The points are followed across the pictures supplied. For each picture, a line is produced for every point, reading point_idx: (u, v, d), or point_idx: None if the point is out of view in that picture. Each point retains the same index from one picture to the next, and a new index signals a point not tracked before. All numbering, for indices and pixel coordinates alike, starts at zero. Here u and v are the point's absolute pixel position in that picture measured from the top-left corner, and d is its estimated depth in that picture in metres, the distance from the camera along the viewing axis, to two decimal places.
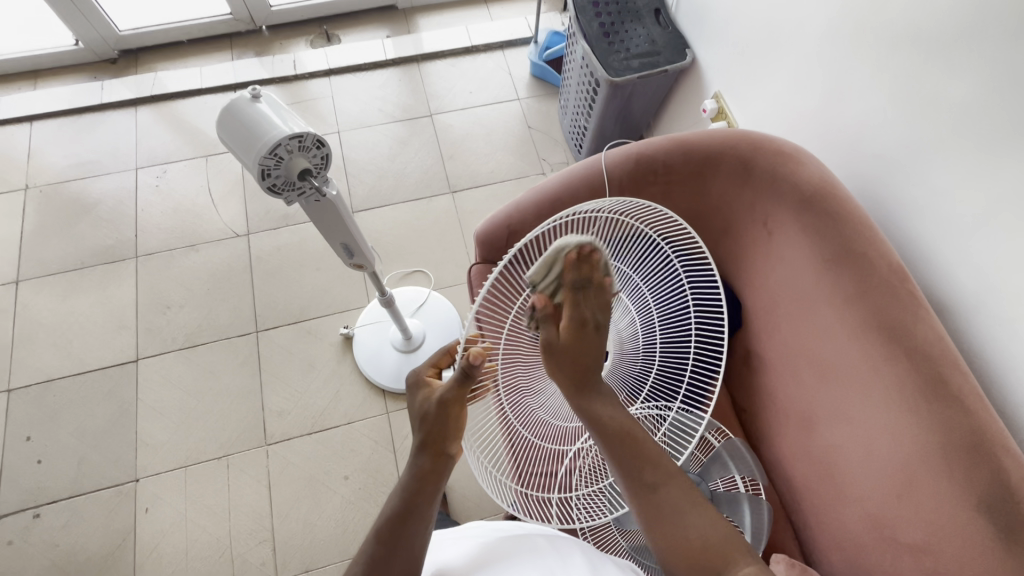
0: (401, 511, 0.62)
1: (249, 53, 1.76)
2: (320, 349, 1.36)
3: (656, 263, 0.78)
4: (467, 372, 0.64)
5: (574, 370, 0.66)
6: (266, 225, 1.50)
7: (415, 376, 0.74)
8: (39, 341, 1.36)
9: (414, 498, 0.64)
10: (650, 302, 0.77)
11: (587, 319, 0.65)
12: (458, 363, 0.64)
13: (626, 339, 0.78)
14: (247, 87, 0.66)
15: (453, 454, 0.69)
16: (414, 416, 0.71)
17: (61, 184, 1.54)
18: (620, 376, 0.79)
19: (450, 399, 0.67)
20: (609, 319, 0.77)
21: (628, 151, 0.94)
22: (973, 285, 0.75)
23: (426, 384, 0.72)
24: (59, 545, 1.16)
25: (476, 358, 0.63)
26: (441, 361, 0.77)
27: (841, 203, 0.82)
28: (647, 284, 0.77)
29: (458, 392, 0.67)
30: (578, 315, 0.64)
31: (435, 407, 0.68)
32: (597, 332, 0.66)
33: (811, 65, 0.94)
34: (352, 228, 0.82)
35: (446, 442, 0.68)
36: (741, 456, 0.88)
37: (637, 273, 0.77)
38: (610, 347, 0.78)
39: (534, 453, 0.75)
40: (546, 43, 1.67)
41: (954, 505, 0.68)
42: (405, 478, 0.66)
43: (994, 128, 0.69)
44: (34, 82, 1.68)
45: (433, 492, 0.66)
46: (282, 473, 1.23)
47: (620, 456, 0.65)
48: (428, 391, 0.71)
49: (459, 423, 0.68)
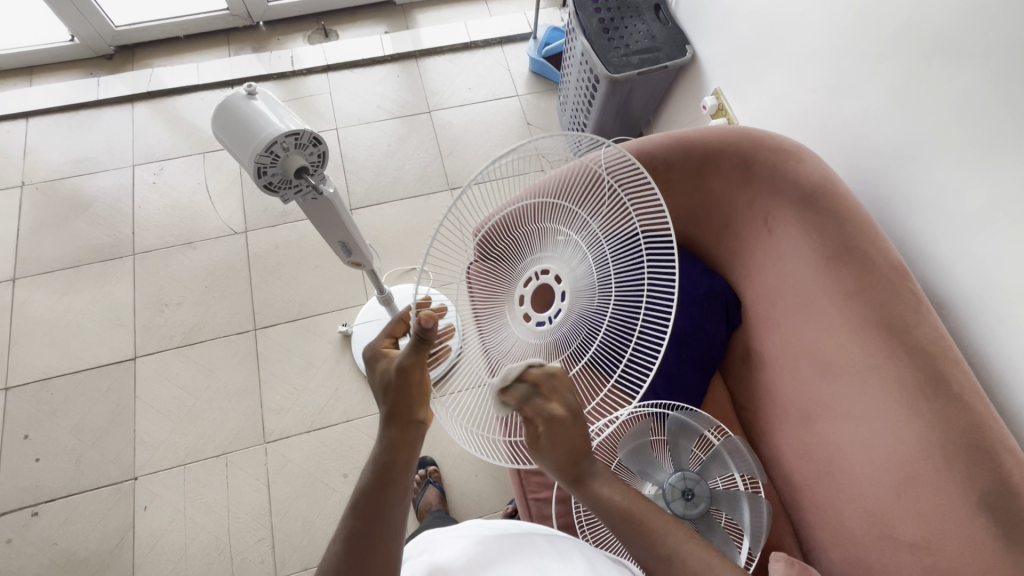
0: (376, 481, 0.59)
1: (246, 49, 1.75)
2: (319, 347, 1.36)
3: (612, 210, 0.77)
4: (423, 335, 0.60)
5: (566, 458, 0.61)
6: (264, 223, 1.49)
7: (370, 347, 0.67)
8: (36, 339, 1.35)
9: (384, 467, 0.60)
10: (601, 238, 0.75)
11: (558, 413, 0.60)
12: (412, 327, 0.60)
13: (582, 279, 0.74)
14: (243, 84, 0.65)
15: (422, 420, 0.63)
16: (375, 389, 0.64)
17: (58, 181, 1.53)
18: (579, 317, 0.74)
19: (409, 365, 0.61)
20: (564, 261, 0.74)
21: (626, 146, 0.93)
22: (973, 283, 0.75)
23: (383, 355, 0.66)
24: (57, 544, 1.16)
25: (428, 321, 0.59)
26: (397, 329, 0.70)
27: (841, 200, 0.81)
28: (597, 220, 0.77)
29: (418, 355, 0.62)
30: (546, 413, 0.60)
31: (395, 376, 0.62)
32: (575, 420, 0.61)
33: (810, 62, 0.94)
34: (349, 226, 0.81)
35: (412, 408, 0.62)
36: (741, 454, 0.87)
37: (593, 219, 0.76)
38: (570, 288, 0.73)
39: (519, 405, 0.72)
40: (546, 39, 1.66)
41: (956, 505, 0.68)
42: (375, 449, 0.61)
43: (994, 127, 0.68)
44: (29, 78, 1.67)
45: (407, 464, 0.61)
46: (281, 471, 1.23)
47: (628, 522, 0.62)
48: (387, 360, 0.65)
49: (423, 390, 0.63)
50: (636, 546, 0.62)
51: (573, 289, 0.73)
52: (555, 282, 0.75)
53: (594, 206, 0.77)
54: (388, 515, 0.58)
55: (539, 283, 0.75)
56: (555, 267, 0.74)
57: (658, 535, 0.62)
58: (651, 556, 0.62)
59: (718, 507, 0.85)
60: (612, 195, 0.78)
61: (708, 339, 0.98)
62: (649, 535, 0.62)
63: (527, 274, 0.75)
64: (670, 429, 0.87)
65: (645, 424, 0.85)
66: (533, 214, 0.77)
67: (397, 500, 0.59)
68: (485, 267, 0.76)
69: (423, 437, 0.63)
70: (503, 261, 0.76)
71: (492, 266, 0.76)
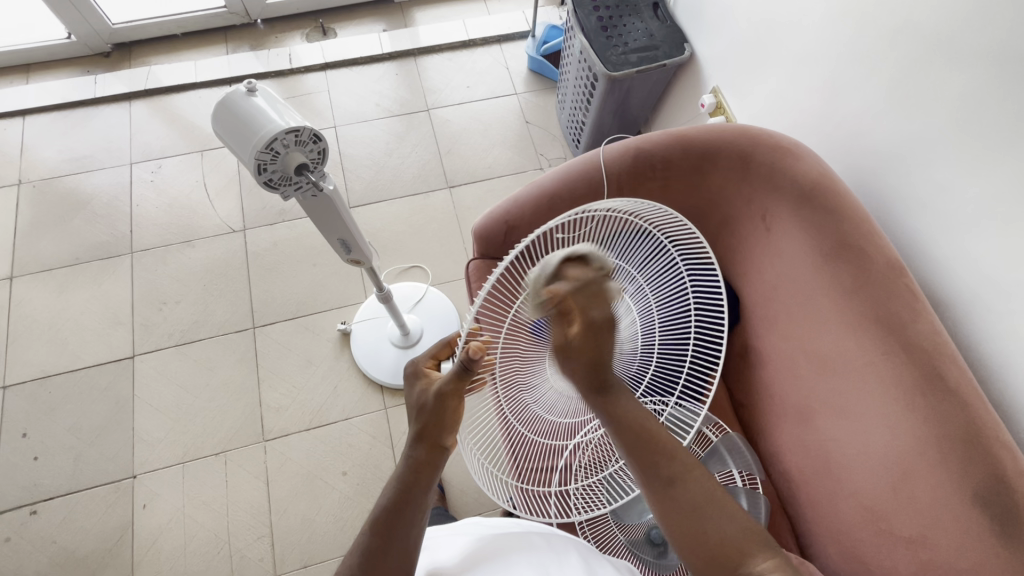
0: (397, 500, 0.60)
1: (244, 47, 1.74)
2: (318, 345, 1.36)
3: (659, 265, 0.77)
4: (467, 367, 0.59)
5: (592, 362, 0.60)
6: (262, 222, 1.49)
7: (413, 365, 0.67)
8: (34, 337, 1.35)
9: (407, 490, 0.60)
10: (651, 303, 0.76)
11: (600, 319, 0.57)
12: (458, 357, 0.59)
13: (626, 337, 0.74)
14: (243, 81, 0.65)
15: (449, 445, 0.64)
16: (411, 407, 0.65)
17: (55, 179, 1.53)
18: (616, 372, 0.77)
19: (448, 392, 0.61)
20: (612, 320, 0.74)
21: (626, 146, 0.93)
22: (973, 281, 0.75)
23: (425, 374, 0.66)
24: (57, 542, 1.16)
25: (475, 353, 0.57)
26: (441, 352, 0.69)
27: (839, 198, 0.81)
28: (650, 286, 0.76)
29: (458, 384, 0.61)
30: (590, 320, 0.56)
31: (432, 400, 0.62)
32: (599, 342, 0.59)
33: (809, 61, 0.94)
34: (349, 223, 0.81)
35: (441, 433, 0.63)
36: (739, 450, 0.89)
37: (640, 274, 0.76)
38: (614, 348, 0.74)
39: (534, 450, 0.74)
40: (545, 38, 1.66)
41: (951, 500, 0.68)
42: (399, 469, 0.62)
43: (993, 124, 0.69)
44: (26, 75, 1.67)
45: (430, 482, 0.62)
46: (281, 468, 1.23)
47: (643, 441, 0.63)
48: (427, 380, 0.65)
49: (455, 419, 0.63)
50: (642, 465, 0.63)
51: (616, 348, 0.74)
52: None
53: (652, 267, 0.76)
54: (405, 528, 0.59)
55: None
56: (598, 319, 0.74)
57: (667, 456, 0.63)
58: (653, 476, 0.62)
59: None
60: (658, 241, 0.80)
61: None
62: (661, 455, 0.63)
63: None
64: None
65: None
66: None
67: (420, 512, 0.60)
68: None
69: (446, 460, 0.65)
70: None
71: None
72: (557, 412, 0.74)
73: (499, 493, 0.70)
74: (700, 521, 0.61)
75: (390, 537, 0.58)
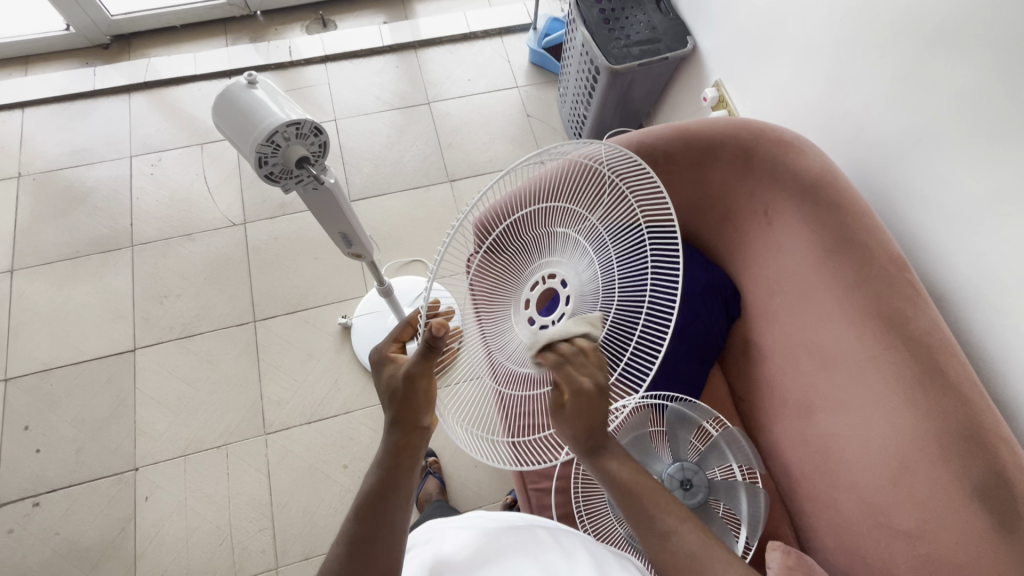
0: (380, 488, 0.59)
1: (243, 39, 1.73)
2: (319, 339, 1.36)
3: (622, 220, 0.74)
4: (432, 344, 0.56)
5: (585, 425, 0.58)
6: (263, 215, 1.49)
7: (378, 352, 0.66)
8: (36, 331, 1.35)
9: (390, 475, 0.59)
10: (608, 246, 0.71)
11: (588, 387, 0.56)
12: (422, 335, 0.55)
13: (588, 284, 0.69)
14: (244, 74, 0.65)
15: (427, 426, 0.62)
16: (381, 394, 0.63)
17: (55, 172, 1.52)
18: None
19: (417, 373, 0.59)
20: (576, 269, 0.69)
21: (627, 139, 0.92)
22: (975, 275, 0.75)
23: (391, 359, 0.65)
24: (59, 533, 1.17)
25: (440, 330, 0.55)
26: (404, 335, 0.69)
27: (842, 192, 0.81)
28: (606, 231, 0.73)
29: (426, 364, 0.59)
30: (577, 385, 0.56)
31: (402, 383, 0.60)
32: (601, 398, 0.57)
33: (812, 54, 0.94)
34: (350, 216, 0.81)
35: (418, 414, 0.61)
36: (739, 444, 0.88)
37: (593, 216, 0.72)
38: (576, 293, 0.67)
39: (517, 405, 0.69)
40: (546, 30, 1.65)
41: (950, 492, 0.68)
42: (378, 453, 0.61)
43: (995, 121, 0.68)
44: (26, 68, 1.66)
45: (412, 466, 0.61)
46: (282, 461, 1.23)
47: (629, 494, 0.60)
48: (395, 365, 0.64)
49: (429, 399, 0.61)
50: (632, 518, 0.61)
51: (579, 294, 0.68)
52: (561, 286, 0.69)
53: (606, 211, 0.74)
54: (393, 523, 0.58)
55: (545, 288, 0.70)
56: (562, 270, 0.69)
57: (659, 507, 0.60)
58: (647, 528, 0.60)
59: (717, 497, 0.85)
60: (618, 192, 0.75)
61: (706, 327, 0.98)
62: (646, 509, 0.60)
63: (533, 279, 0.70)
64: (668, 420, 0.88)
65: (644, 415, 0.87)
66: (539, 217, 0.71)
67: (409, 505, 0.60)
68: (489, 270, 0.71)
69: (428, 442, 0.63)
70: (509, 262, 0.71)
71: (495, 271, 0.71)
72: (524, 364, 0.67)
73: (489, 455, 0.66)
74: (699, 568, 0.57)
75: (378, 526, 0.58)
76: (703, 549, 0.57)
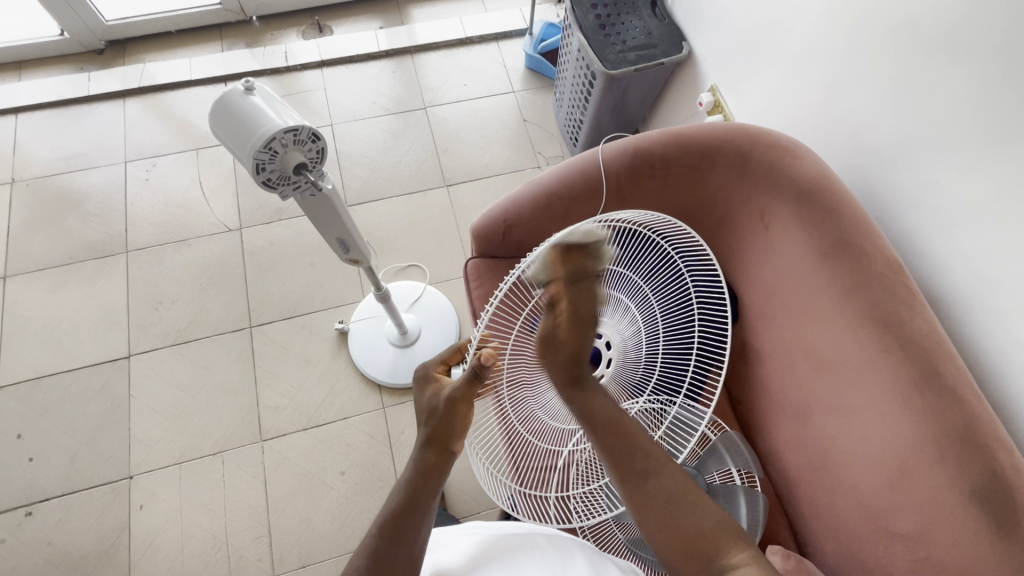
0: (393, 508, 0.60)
1: (239, 45, 1.73)
2: (315, 345, 1.35)
3: (668, 281, 0.81)
4: (478, 371, 0.62)
5: (569, 356, 0.67)
6: (259, 220, 1.48)
7: (424, 369, 0.71)
8: (28, 338, 1.34)
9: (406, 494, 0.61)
10: (657, 314, 0.79)
11: (585, 313, 0.63)
12: (469, 363, 0.61)
13: (630, 348, 0.79)
14: (240, 80, 0.64)
15: (455, 451, 0.67)
16: (422, 410, 0.68)
17: (49, 177, 1.51)
18: (620, 385, 0.80)
19: (458, 397, 0.64)
20: (617, 329, 0.80)
21: (625, 145, 0.94)
22: (971, 279, 0.75)
23: (435, 378, 0.70)
24: (52, 543, 1.15)
25: (488, 360, 0.60)
26: (451, 358, 0.74)
27: (838, 195, 0.82)
28: (657, 296, 0.80)
29: (468, 390, 0.64)
30: (577, 312, 0.63)
31: (444, 403, 0.66)
32: (591, 326, 0.65)
33: (806, 59, 0.94)
34: (347, 223, 0.81)
35: (452, 439, 0.66)
36: (739, 449, 0.86)
37: (647, 283, 0.80)
38: (618, 355, 0.79)
39: (532, 453, 0.74)
40: (541, 35, 1.66)
41: (946, 496, 0.69)
42: (406, 472, 0.64)
43: (992, 126, 0.69)
44: (18, 73, 1.65)
45: (436, 486, 0.64)
46: (278, 468, 1.22)
47: (615, 430, 0.67)
48: (437, 385, 0.69)
49: (465, 424, 0.66)
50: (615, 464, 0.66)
51: (621, 356, 0.79)
52: (605, 346, 0.82)
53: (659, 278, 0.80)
54: (394, 539, 0.58)
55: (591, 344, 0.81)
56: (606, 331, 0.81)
57: (640, 453, 0.66)
58: (629, 471, 0.65)
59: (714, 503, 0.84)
60: (664, 257, 0.81)
61: None
62: (633, 449, 0.66)
63: None
64: None
65: None
66: None
67: (421, 506, 0.61)
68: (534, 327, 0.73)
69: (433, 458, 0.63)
70: None
71: None
72: (558, 418, 0.75)
73: (498, 493, 0.71)
74: (676, 510, 0.64)
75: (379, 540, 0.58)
76: (680, 492, 0.65)
